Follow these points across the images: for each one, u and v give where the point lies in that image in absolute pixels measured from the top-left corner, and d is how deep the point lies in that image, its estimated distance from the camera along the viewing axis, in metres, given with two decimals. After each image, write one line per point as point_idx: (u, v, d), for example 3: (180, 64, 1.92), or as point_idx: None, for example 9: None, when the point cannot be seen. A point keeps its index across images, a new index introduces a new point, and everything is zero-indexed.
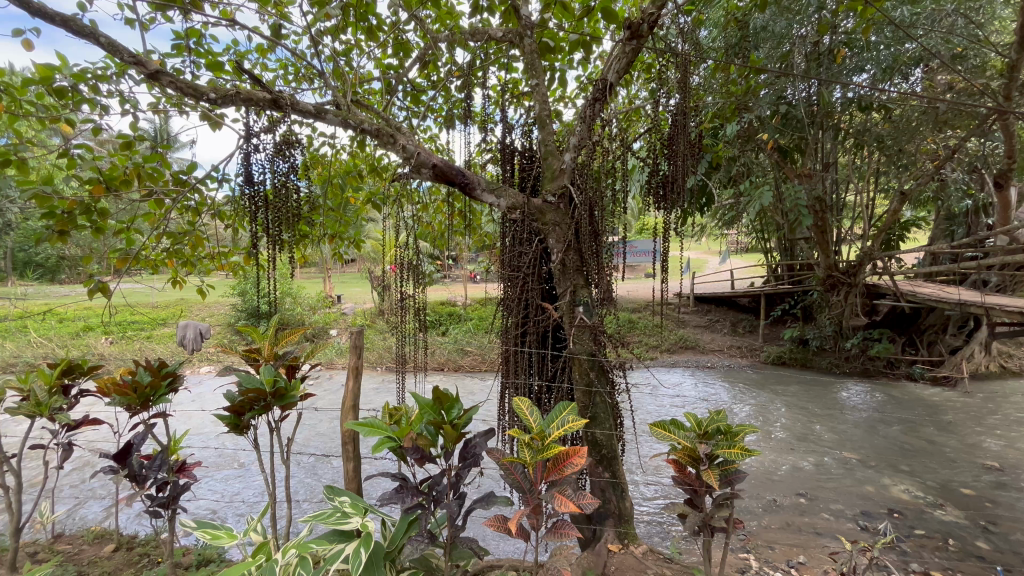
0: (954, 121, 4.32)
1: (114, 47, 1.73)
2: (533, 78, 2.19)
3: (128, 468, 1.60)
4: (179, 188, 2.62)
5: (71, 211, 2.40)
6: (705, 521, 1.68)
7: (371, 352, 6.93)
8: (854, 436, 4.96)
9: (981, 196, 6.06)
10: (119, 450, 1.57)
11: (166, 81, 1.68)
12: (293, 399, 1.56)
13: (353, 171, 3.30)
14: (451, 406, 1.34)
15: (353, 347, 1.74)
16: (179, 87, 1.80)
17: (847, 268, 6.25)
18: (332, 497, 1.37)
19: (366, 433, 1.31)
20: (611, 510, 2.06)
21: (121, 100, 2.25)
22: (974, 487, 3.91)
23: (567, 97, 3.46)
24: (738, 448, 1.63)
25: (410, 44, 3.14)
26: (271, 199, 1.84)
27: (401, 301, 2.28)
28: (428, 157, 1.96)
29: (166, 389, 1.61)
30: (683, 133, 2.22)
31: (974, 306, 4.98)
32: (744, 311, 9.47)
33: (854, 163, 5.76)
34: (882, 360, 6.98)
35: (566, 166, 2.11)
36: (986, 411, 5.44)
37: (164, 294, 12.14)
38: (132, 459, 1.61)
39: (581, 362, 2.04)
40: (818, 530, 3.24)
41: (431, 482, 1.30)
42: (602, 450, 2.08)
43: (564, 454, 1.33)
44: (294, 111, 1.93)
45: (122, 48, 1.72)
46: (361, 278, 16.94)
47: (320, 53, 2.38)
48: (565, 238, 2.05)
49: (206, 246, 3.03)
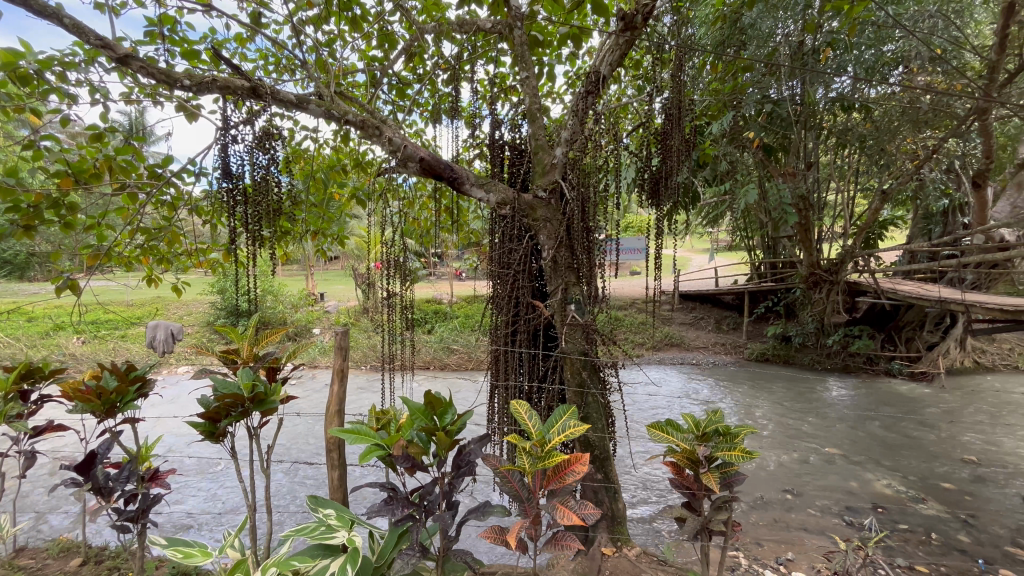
0: (933, 122, 4.35)
1: (80, 29, 1.62)
2: (522, 70, 2.11)
3: (93, 480, 1.49)
4: (154, 182, 2.49)
5: (36, 205, 2.26)
6: (703, 524, 1.66)
7: (355, 351, 6.80)
8: (837, 432, 5.02)
9: (958, 196, 6.19)
10: (82, 460, 1.46)
11: (137, 67, 1.57)
12: (273, 405, 1.46)
13: (338, 166, 3.21)
14: (444, 411, 1.27)
15: (338, 347, 1.64)
16: (150, 74, 1.68)
17: (829, 265, 6.41)
18: (315, 509, 1.29)
19: (352, 440, 1.22)
20: (605, 512, 2.00)
21: (90, 89, 2.12)
22: (953, 481, 3.96)
23: (556, 93, 3.41)
24: (738, 450, 1.60)
25: (396, 36, 3.05)
26: (250, 193, 1.74)
27: (387, 299, 2.19)
28: (416, 150, 1.87)
29: (134, 395, 1.49)
30: (678, 127, 2.15)
31: (954, 303, 4.99)
32: (728, 309, 9.55)
33: (837, 163, 5.83)
34: (863, 356, 7.03)
35: (558, 160, 2.04)
36: (962, 406, 5.56)
37: (139, 292, 11.75)
38: (96, 470, 1.51)
39: (573, 363, 1.98)
40: (805, 526, 3.24)
41: (422, 491, 1.23)
42: (595, 451, 2.01)
43: (565, 462, 1.27)
44: (274, 101, 1.83)
45: (90, 32, 1.62)
46: (345, 275, 16.67)
47: (302, 43, 2.27)
48: (556, 235, 1.98)
49: (182, 242, 2.90)
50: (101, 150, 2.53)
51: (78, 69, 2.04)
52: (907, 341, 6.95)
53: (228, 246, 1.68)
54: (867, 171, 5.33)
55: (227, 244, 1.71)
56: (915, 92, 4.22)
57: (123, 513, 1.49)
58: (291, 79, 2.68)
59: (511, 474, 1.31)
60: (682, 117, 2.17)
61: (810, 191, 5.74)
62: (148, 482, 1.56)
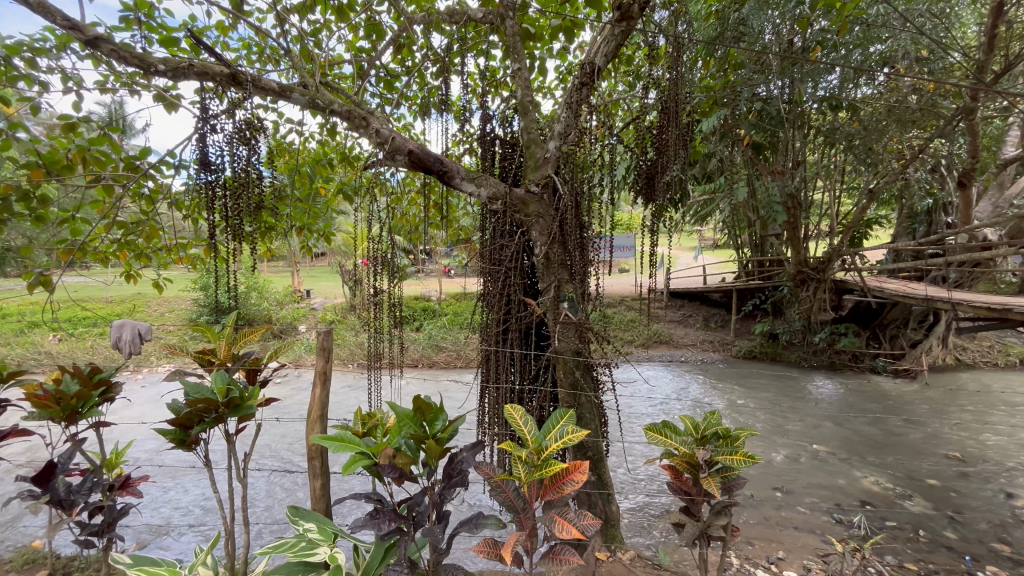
0: (920, 121, 4.36)
1: (46, 9, 1.52)
2: (515, 62, 2.03)
3: (53, 493, 1.38)
4: (132, 174, 2.36)
5: (5, 197, 2.11)
6: (703, 530, 1.61)
7: (341, 350, 6.68)
8: (825, 429, 5.04)
9: (941, 196, 6.26)
10: (41, 471, 1.36)
11: (108, 49, 1.46)
12: (251, 410, 1.36)
13: (324, 160, 3.11)
14: (434, 418, 1.19)
15: (321, 348, 1.55)
16: (123, 58, 1.58)
17: (816, 263, 6.43)
18: (294, 523, 1.21)
19: (336, 449, 1.14)
20: (599, 513, 1.91)
21: (63, 77, 2.00)
22: (939, 478, 3.99)
23: (547, 88, 3.34)
24: (740, 455, 1.54)
25: (384, 26, 2.95)
26: (232, 186, 1.64)
27: (374, 297, 2.10)
28: (404, 143, 1.78)
29: (98, 400, 1.38)
30: (674, 120, 2.06)
31: (941, 302, 4.99)
32: (716, 306, 9.56)
33: (824, 163, 5.84)
34: (848, 354, 7.12)
35: (550, 154, 1.97)
36: (946, 403, 5.62)
37: (118, 288, 11.43)
38: (56, 481, 1.40)
39: (567, 361, 1.91)
40: (795, 525, 3.22)
41: (411, 503, 1.15)
42: (588, 452, 1.94)
43: (563, 471, 1.20)
44: (255, 89, 1.72)
45: (57, 12, 1.51)
46: (331, 272, 16.42)
47: (286, 31, 2.17)
48: (548, 231, 1.91)
49: (162, 237, 2.76)
50: (74, 142, 2.39)
51: (50, 55, 1.93)
52: (891, 339, 7.01)
53: (210, 242, 1.59)
54: (855, 171, 5.35)
55: (207, 240, 1.61)
56: (903, 92, 4.23)
57: (88, 528, 1.40)
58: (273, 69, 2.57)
59: (506, 484, 1.25)
60: (678, 111, 2.09)
61: (798, 189, 5.74)
62: (117, 491, 1.46)
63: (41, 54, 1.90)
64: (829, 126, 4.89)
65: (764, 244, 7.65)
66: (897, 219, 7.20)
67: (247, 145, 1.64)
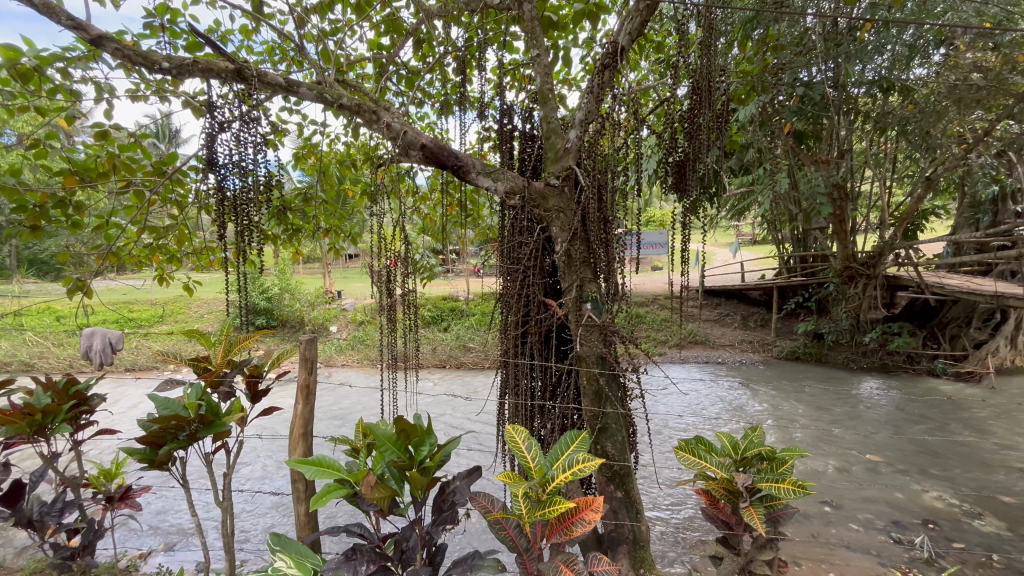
0: (985, 103, 3.90)
1: (52, 10, 1.41)
2: (534, 48, 1.82)
3: (22, 514, 1.35)
4: (162, 179, 2.22)
5: (41, 204, 2.03)
6: (744, 565, 1.40)
7: (370, 352, 6.66)
8: (878, 437, 4.62)
9: (1011, 182, 5.64)
10: (6, 492, 1.32)
11: (111, 44, 1.32)
12: (225, 428, 1.25)
13: (348, 161, 3.02)
14: (420, 441, 1.08)
15: (304, 360, 1.41)
16: (128, 57, 1.44)
17: (865, 259, 5.88)
18: (272, 555, 1.09)
19: (315, 475, 1.03)
20: (625, 536, 1.59)
21: (96, 86, 1.89)
22: (1013, 494, 3.56)
23: (572, 80, 3.15)
24: (788, 484, 1.33)
25: (402, 22, 2.80)
26: (251, 189, 1.49)
27: (390, 296, 1.84)
28: (416, 136, 1.63)
29: (69, 415, 1.34)
30: (708, 102, 1.81)
31: (1012, 299, 4.48)
32: (756, 305, 9.09)
33: (873, 151, 5.38)
34: (902, 355, 6.57)
35: (572, 143, 1.74)
36: (1018, 409, 5.08)
37: (160, 290, 11.88)
38: (26, 503, 1.36)
39: (589, 368, 1.62)
40: (847, 543, 2.91)
41: (398, 539, 1.04)
42: (615, 464, 1.63)
43: (573, 509, 1.09)
44: (263, 85, 1.57)
45: (59, 10, 1.38)
46: (362, 272, 16.66)
47: (301, 28, 2.05)
48: (570, 226, 1.68)
49: (194, 241, 2.69)
50: (109, 148, 2.26)
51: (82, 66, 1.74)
52: (952, 339, 6.44)
53: (225, 250, 1.46)
54: (910, 158, 4.85)
55: (220, 247, 1.48)
56: (964, 70, 3.77)
57: (60, 549, 1.38)
58: (297, 72, 2.49)
59: (506, 520, 1.13)
60: (711, 92, 1.83)
61: (845, 179, 5.32)
62: (116, 503, 1.51)
63: (75, 65, 1.71)
64: (880, 110, 4.41)
65: (808, 239, 7.16)
66: (957, 210, 6.53)
67: (264, 148, 1.49)
